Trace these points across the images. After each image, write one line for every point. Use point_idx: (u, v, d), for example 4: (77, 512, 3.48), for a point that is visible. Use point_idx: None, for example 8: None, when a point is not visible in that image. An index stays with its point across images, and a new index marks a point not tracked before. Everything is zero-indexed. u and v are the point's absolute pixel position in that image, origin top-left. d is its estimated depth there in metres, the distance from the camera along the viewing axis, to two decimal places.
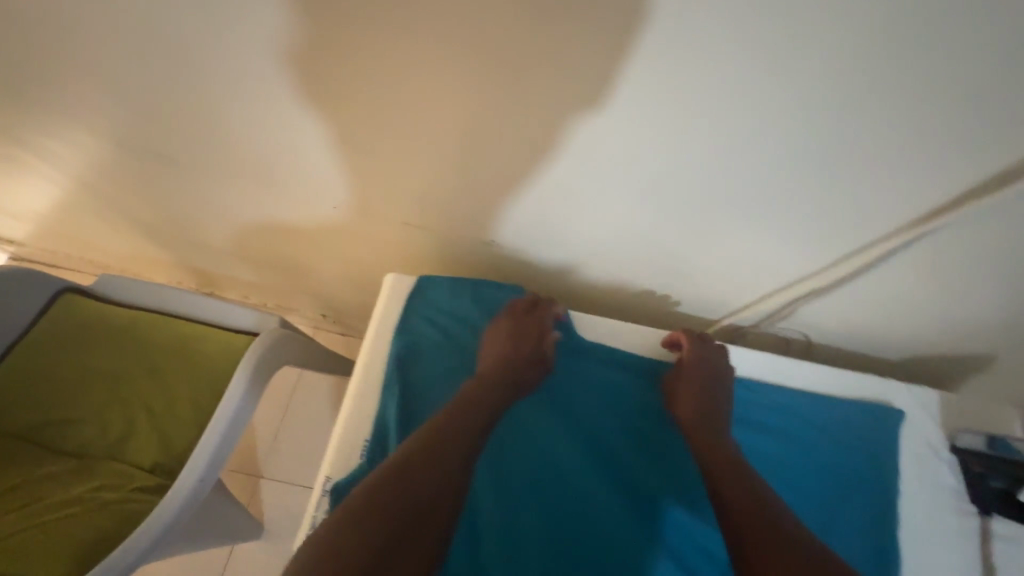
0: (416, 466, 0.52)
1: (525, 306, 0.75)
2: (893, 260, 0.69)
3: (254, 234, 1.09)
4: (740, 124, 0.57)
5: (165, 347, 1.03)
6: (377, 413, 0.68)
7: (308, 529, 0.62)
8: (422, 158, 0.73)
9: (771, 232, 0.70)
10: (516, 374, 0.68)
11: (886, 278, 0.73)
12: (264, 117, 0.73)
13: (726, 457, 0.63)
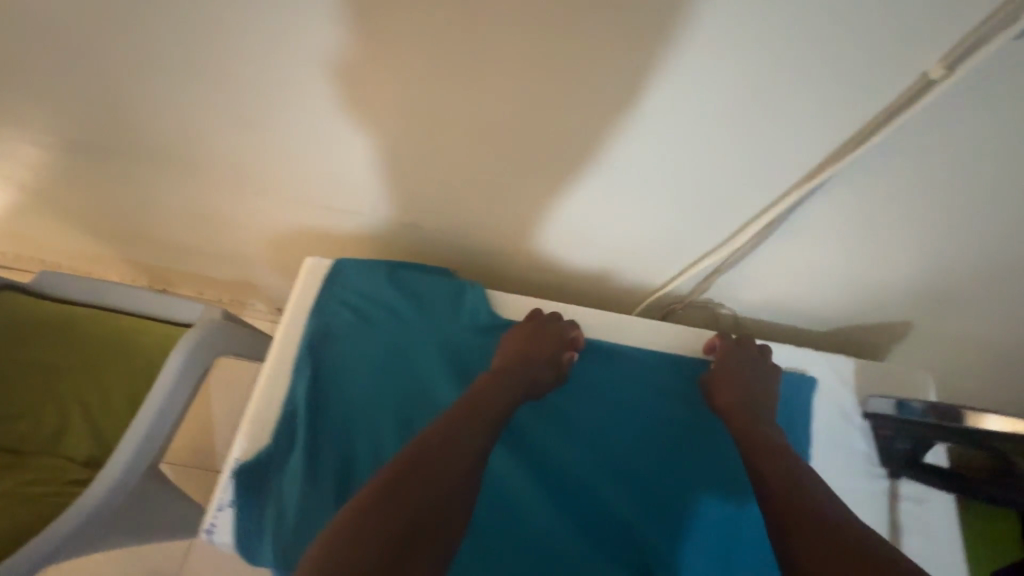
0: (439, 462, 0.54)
1: (542, 317, 0.78)
2: (788, 226, 0.69)
3: (191, 227, 1.07)
4: (694, 113, 0.55)
5: (98, 338, 1.01)
6: (287, 396, 0.68)
7: (214, 510, 0.62)
8: (327, 150, 0.72)
9: (674, 207, 0.69)
10: (534, 378, 0.71)
11: (796, 248, 0.72)
12: (164, 114, 0.71)
13: (767, 445, 0.64)
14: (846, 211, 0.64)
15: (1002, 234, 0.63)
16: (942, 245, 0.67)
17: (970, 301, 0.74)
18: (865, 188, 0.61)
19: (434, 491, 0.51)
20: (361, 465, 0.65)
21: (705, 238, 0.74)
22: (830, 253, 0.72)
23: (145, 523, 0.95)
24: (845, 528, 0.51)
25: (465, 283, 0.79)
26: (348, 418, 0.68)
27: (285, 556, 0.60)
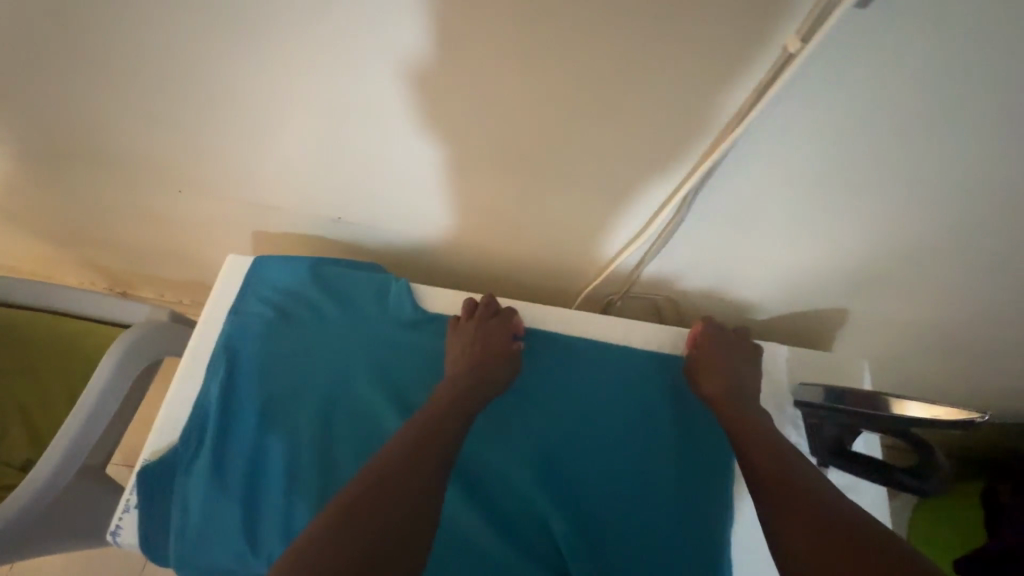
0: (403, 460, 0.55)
1: (482, 306, 0.75)
2: (703, 201, 0.68)
3: (140, 226, 1.07)
4: (603, 94, 0.55)
5: (40, 344, 1.01)
6: (200, 393, 0.67)
7: (122, 510, 0.62)
8: (256, 139, 0.73)
9: (593, 189, 0.70)
10: (485, 376, 0.68)
11: (719, 227, 0.73)
12: (94, 106, 0.72)
13: (752, 433, 0.63)
14: (753, 189, 0.65)
15: (907, 208, 0.63)
16: (851, 223, 0.68)
17: (887, 276, 0.75)
18: (763, 163, 0.61)
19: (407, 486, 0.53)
20: (269, 462, 0.65)
21: (625, 224, 0.75)
22: (750, 235, 0.73)
23: (77, 526, 0.95)
24: (830, 508, 0.51)
25: (391, 278, 0.77)
26: (259, 416, 0.67)
27: (186, 552, 0.60)
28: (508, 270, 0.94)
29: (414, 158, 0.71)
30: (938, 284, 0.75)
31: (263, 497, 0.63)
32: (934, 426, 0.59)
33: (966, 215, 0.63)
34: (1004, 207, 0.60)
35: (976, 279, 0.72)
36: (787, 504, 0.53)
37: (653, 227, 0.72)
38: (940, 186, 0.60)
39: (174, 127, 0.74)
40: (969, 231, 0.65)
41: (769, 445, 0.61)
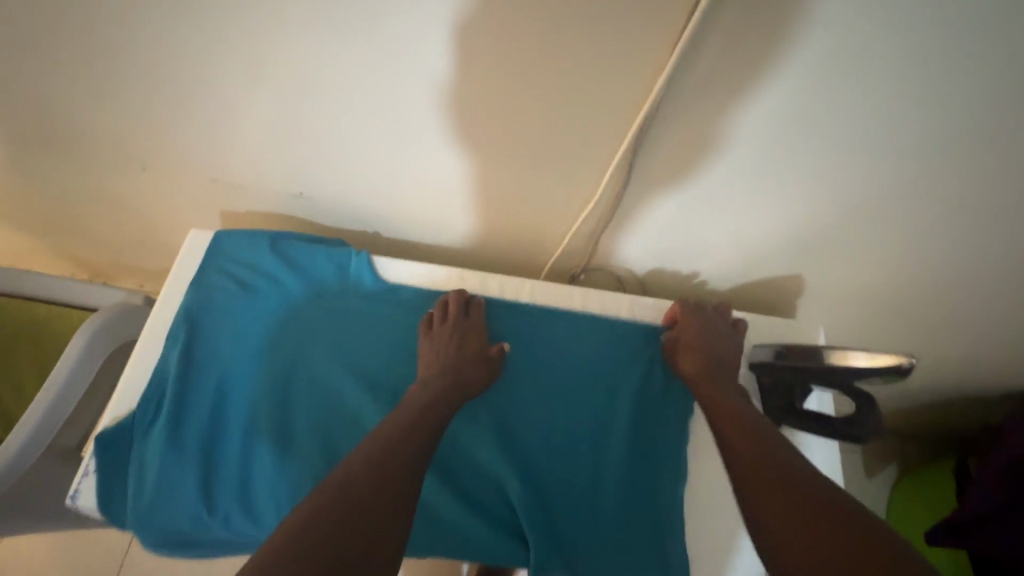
0: (370, 471, 0.52)
1: (453, 299, 0.74)
2: (651, 154, 0.71)
3: (116, 214, 1.09)
4: (549, 46, 0.60)
5: (10, 324, 1.03)
6: (158, 364, 0.68)
7: (81, 474, 0.62)
8: (231, 109, 0.77)
9: (549, 150, 0.74)
10: (461, 378, 0.67)
11: (668, 192, 0.77)
12: (77, 77, 0.76)
13: (737, 423, 0.61)
14: (694, 146, 0.69)
15: (838, 152, 0.67)
16: (793, 168, 0.70)
17: (830, 230, 0.79)
18: (690, 118, 0.65)
19: (375, 497, 0.50)
20: (228, 430, 0.66)
21: (581, 181, 0.78)
22: (703, 188, 0.75)
23: (46, 505, 0.97)
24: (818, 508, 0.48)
25: (352, 252, 0.77)
26: (219, 385, 0.67)
27: (142, 517, 0.61)
28: (477, 248, 0.97)
29: (381, 124, 0.75)
30: (883, 233, 0.77)
31: (221, 464, 0.64)
32: (873, 377, 0.59)
33: (895, 158, 0.66)
34: (927, 146, 0.63)
35: (911, 233, 0.76)
36: (768, 494, 0.51)
37: (607, 175, 0.74)
38: (866, 127, 0.63)
39: (149, 98, 0.78)
40: (899, 176, 0.68)
41: (744, 429, 0.59)
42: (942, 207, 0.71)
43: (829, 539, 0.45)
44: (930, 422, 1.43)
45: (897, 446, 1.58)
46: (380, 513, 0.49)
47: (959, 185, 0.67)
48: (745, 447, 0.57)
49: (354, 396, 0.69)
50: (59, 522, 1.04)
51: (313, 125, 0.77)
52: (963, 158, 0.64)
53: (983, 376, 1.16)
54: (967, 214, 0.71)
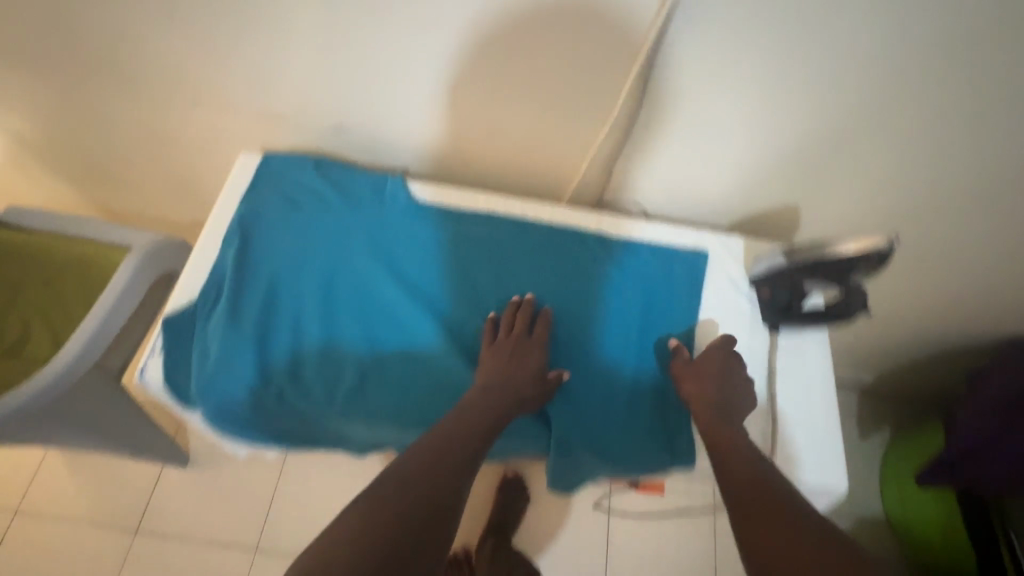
0: (429, 470, 0.59)
1: (523, 310, 0.77)
2: (657, 82, 0.80)
3: (159, 159, 1.18)
4: None
5: (58, 260, 1.11)
6: (216, 262, 0.75)
7: (149, 351, 0.70)
8: (279, 41, 0.85)
9: (568, 81, 0.82)
10: (517, 391, 0.71)
11: (673, 120, 0.85)
12: (141, 13, 0.84)
13: (735, 442, 0.66)
14: (699, 75, 0.77)
15: (831, 71, 0.74)
16: (790, 90, 0.78)
17: (823, 154, 0.87)
18: (698, 39, 0.73)
19: (431, 496, 0.56)
20: (278, 320, 0.73)
21: (597, 108, 0.86)
22: (706, 115, 0.83)
23: (90, 421, 1.04)
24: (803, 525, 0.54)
25: (388, 175, 0.84)
26: (270, 282, 0.74)
27: (205, 389, 0.68)
28: (500, 180, 1.05)
29: (416, 56, 0.83)
30: (871, 153, 0.86)
31: (274, 349, 0.71)
32: (863, 267, 0.65)
33: (881, 74, 0.73)
34: (909, 62, 0.71)
35: (888, 156, 0.86)
36: (758, 511, 0.57)
37: (622, 95, 0.82)
38: (855, 45, 0.70)
39: (206, 32, 0.86)
40: (884, 93, 0.76)
41: (742, 456, 0.64)
42: (922, 124, 0.79)
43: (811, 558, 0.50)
44: (920, 378, 1.51)
45: (890, 407, 1.65)
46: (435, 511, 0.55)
47: (939, 101, 0.75)
48: (743, 474, 0.61)
49: (392, 297, 0.77)
50: (99, 443, 1.11)
51: (352, 55, 0.85)
52: (941, 73, 0.72)
53: (967, 320, 1.24)
54: (946, 130, 0.80)
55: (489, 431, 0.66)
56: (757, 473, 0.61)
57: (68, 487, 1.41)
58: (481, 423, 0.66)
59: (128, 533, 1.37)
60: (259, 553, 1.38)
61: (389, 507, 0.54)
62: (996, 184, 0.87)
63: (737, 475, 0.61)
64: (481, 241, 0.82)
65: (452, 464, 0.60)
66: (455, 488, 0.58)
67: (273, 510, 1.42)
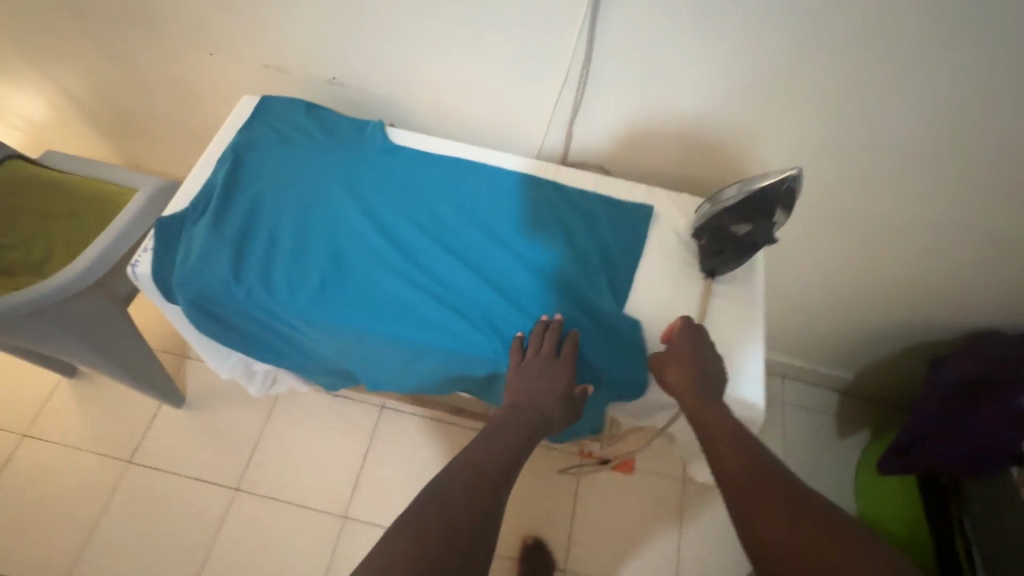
0: (465, 490, 0.61)
1: (552, 332, 0.78)
2: (603, 34, 0.89)
3: (174, 112, 1.30)
4: None
5: (81, 195, 1.23)
6: (210, 179, 0.86)
7: (143, 250, 0.80)
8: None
9: (528, 35, 0.92)
10: (547, 411, 0.74)
11: (619, 71, 0.94)
12: None
13: (718, 421, 0.69)
14: (639, 26, 0.87)
15: (763, 22, 0.82)
16: (729, 42, 0.86)
17: (767, 109, 0.94)
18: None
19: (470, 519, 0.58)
20: (257, 232, 0.82)
21: (555, 61, 0.95)
22: (652, 67, 0.92)
23: (93, 335, 1.15)
24: (802, 500, 0.59)
25: (370, 119, 0.94)
26: (254, 197, 0.84)
27: (185, 277, 0.77)
28: (474, 137, 1.14)
29: (398, 11, 0.93)
30: (810, 111, 0.93)
31: (249, 251, 0.80)
32: (775, 200, 0.73)
33: (810, 26, 0.81)
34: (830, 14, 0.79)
35: (822, 114, 0.93)
36: (755, 496, 0.60)
37: (574, 45, 0.91)
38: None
39: None
40: (813, 45, 0.83)
41: (734, 441, 0.66)
42: (846, 79, 0.87)
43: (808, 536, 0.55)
44: (894, 372, 1.51)
45: (867, 405, 1.65)
46: (473, 535, 0.57)
47: (860, 57, 0.83)
48: (740, 462, 0.64)
49: (357, 220, 0.85)
50: (102, 362, 1.22)
51: (340, 8, 0.95)
52: (860, 27, 0.80)
53: (930, 307, 1.26)
54: (876, 86, 0.86)
55: (520, 453, 0.69)
56: (749, 455, 0.64)
57: (72, 415, 1.52)
58: (514, 448, 0.69)
59: (122, 462, 1.47)
60: (239, 491, 1.46)
61: (436, 527, 0.55)
62: (931, 150, 0.93)
63: (731, 465, 0.64)
64: (448, 180, 0.90)
65: (485, 487, 0.63)
66: (490, 510, 0.61)
67: (256, 453, 1.51)
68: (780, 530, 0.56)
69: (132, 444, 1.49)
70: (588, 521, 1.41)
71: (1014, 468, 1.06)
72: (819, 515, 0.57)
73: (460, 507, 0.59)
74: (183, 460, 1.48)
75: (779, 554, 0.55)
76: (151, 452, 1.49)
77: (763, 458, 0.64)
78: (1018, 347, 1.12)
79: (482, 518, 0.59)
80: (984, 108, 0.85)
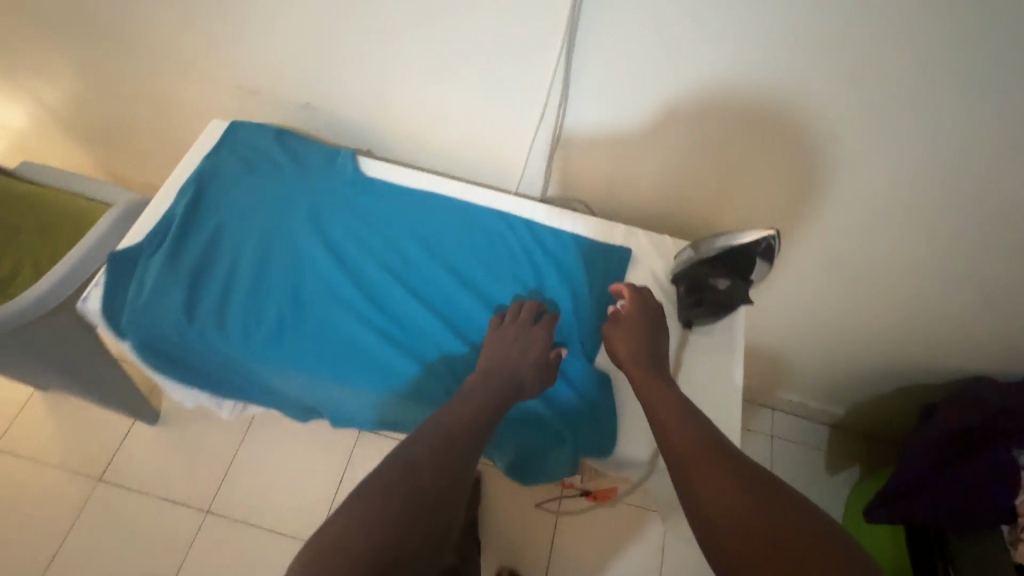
0: (423, 461, 0.58)
1: (527, 307, 0.79)
2: (579, 71, 0.87)
3: (149, 130, 1.28)
4: None
5: (53, 209, 1.21)
6: (169, 209, 0.82)
7: (91, 286, 0.76)
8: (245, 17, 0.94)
9: (503, 68, 0.90)
10: (519, 373, 0.71)
11: (596, 110, 0.91)
12: None
13: (664, 393, 0.68)
14: (614, 65, 0.84)
15: (743, 65, 0.79)
16: (710, 81, 0.83)
17: (753, 146, 0.91)
18: (613, 26, 0.79)
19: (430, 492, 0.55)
20: (214, 268, 0.79)
21: (531, 96, 0.92)
22: (629, 105, 0.90)
23: (58, 355, 1.13)
24: (741, 460, 0.58)
25: (342, 149, 0.91)
26: (213, 231, 0.81)
27: (134, 316, 0.74)
28: (452, 170, 1.11)
29: (370, 39, 0.91)
30: (795, 152, 0.90)
31: (205, 290, 0.77)
32: (758, 260, 0.69)
33: (789, 73, 0.78)
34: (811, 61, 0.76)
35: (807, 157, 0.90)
36: (699, 462, 0.58)
37: (551, 82, 0.89)
38: (759, 38, 0.75)
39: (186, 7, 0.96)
40: (794, 90, 0.80)
41: (675, 412, 0.64)
42: (831, 123, 0.84)
43: (753, 508, 0.52)
44: (883, 410, 1.47)
45: (857, 442, 1.60)
46: (435, 508, 0.54)
47: (844, 102, 0.80)
48: (685, 432, 0.62)
49: (320, 258, 0.81)
50: (67, 382, 1.19)
51: (311, 33, 0.93)
52: (844, 73, 0.77)
53: (921, 350, 1.22)
54: (859, 136, 0.83)
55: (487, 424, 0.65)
56: (693, 424, 0.63)
57: (44, 430, 1.49)
58: (480, 418, 0.65)
59: (90, 480, 1.44)
60: (208, 513, 1.42)
61: (393, 500, 0.53)
62: (917, 200, 0.89)
63: (673, 433, 0.62)
64: (418, 217, 0.87)
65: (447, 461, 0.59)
66: (456, 486, 0.57)
67: (228, 474, 1.47)
68: (717, 493, 0.55)
69: (102, 461, 1.46)
70: (564, 557, 1.37)
71: (1004, 526, 1.04)
72: (756, 475, 0.56)
73: (419, 480, 0.56)
74: (154, 479, 1.45)
75: (716, 514, 0.53)
76: (121, 469, 1.46)
77: (706, 426, 0.63)
78: (1009, 395, 1.08)
79: (448, 495, 0.56)
80: (974, 156, 0.81)
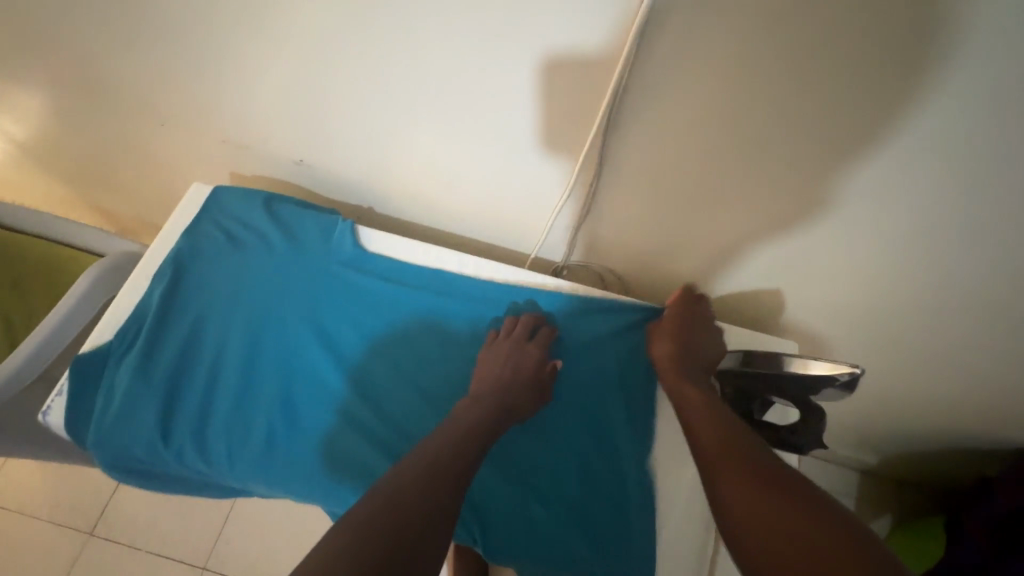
0: (421, 463, 0.56)
1: (523, 323, 0.75)
2: (609, 154, 0.74)
3: (135, 176, 1.18)
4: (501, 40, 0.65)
5: (30, 260, 1.11)
6: (145, 298, 0.75)
7: (53, 393, 0.69)
8: (231, 73, 0.83)
9: (521, 141, 0.78)
10: (510, 396, 0.68)
11: (627, 191, 0.80)
12: (106, 39, 0.85)
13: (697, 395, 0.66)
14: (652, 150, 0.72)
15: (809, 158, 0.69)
16: None
17: None
18: (657, 113, 0.67)
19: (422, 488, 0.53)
20: (192, 371, 0.71)
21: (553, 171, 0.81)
22: (663, 191, 0.77)
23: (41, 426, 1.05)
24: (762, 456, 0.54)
25: (339, 218, 0.80)
26: (192, 326, 0.73)
27: (100, 438, 0.67)
28: (462, 230, 1.01)
29: (369, 100, 0.80)
30: None
31: (182, 399, 0.69)
32: (829, 391, 0.64)
33: (867, 185, 0.65)
34: (898, 179, 0.63)
35: None
36: (722, 463, 0.55)
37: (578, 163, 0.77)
38: (837, 145, 0.62)
39: (165, 60, 0.85)
40: (874, 200, 0.67)
41: (707, 412, 0.62)
42: None
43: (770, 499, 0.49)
44: (927, 467, 1.37)
45: (894, 494, 1.50)
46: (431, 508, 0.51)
47: None
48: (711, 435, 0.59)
49: (312, 356, 0.72)
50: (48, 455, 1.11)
51: (304, 91, 0.83)
52: None
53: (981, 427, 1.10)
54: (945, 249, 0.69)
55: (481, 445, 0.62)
56: (720, 428, 0.60)
57: (34, 480, 1.42)
58: (474, 436, 0.62)
59: (82, 533, 1.37)
60: (206, 571, 1.35)
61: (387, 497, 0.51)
62: (1013, 313, 0.75)
63: (701, 434, 0.60)
64: (424, 302, 0.77)
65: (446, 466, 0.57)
66: (450, 491, 0.54)
67: (225, 528, 1.39)
68: (735, 494, 0.52)
69: (95, 514, 1.39)
70: None
71: None
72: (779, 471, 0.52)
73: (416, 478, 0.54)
74: (149, 534, 1.38)
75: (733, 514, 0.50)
76: (115, 523, 1.39)
77: (731, 428, 0.59)
78: None
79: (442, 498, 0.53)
80: None
